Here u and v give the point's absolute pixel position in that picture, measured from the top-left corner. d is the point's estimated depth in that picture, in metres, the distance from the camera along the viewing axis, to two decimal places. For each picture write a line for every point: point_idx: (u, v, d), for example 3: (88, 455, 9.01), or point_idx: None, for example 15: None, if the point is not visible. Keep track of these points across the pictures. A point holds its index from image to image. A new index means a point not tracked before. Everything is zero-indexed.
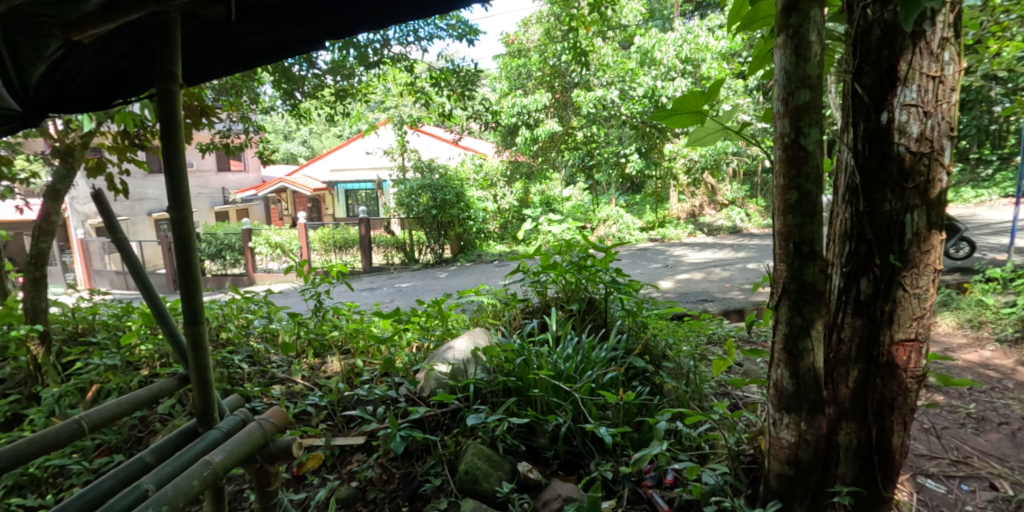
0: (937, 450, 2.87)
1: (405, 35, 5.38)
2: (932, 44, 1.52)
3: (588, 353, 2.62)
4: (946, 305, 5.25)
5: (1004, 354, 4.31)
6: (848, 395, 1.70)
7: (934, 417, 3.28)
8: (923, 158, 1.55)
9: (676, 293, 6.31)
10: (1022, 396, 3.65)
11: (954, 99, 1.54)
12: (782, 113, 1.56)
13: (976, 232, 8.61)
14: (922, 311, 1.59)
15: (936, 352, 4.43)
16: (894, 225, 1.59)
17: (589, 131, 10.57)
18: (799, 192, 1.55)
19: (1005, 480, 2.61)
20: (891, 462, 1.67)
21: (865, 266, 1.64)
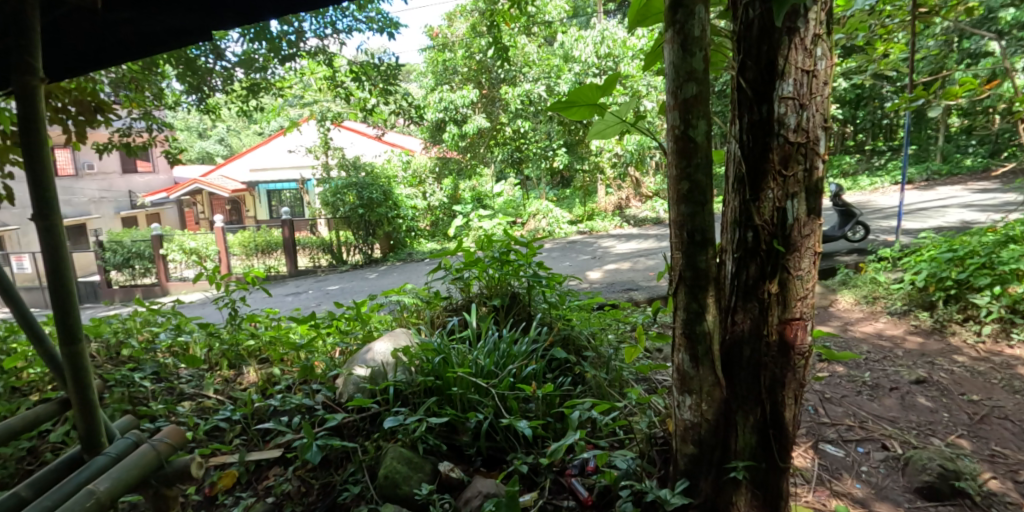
0: (837, 417, 3.28)
1: (322, 28, 5.18)
2: (806, 40, 1.62)
3: (508, 347, 2.61)
4: (845, 283, 5.73)
5: (894, 325, 4.82)
6: (747, 374, 1.77)
7: (834, 387, 3.65)
8: (800, 148, 1.66)
9: (604, 283, 6.51)
10: (908, 363, 4.08)
11: (826, 93, 1.66)
12: (673, 106, 1.63)
13: (870, 216, 9.38)
14: (805, 292, 1.69)
15: (838, 327, 4.85)
16: (777, 213, 1.69)
17: (516, 126, 10.72)
18: (691, 182, 1.63)
19: (894, 441, 3.04)
20: (785, 434, 1.76)
21: (752, 251, 1.73)
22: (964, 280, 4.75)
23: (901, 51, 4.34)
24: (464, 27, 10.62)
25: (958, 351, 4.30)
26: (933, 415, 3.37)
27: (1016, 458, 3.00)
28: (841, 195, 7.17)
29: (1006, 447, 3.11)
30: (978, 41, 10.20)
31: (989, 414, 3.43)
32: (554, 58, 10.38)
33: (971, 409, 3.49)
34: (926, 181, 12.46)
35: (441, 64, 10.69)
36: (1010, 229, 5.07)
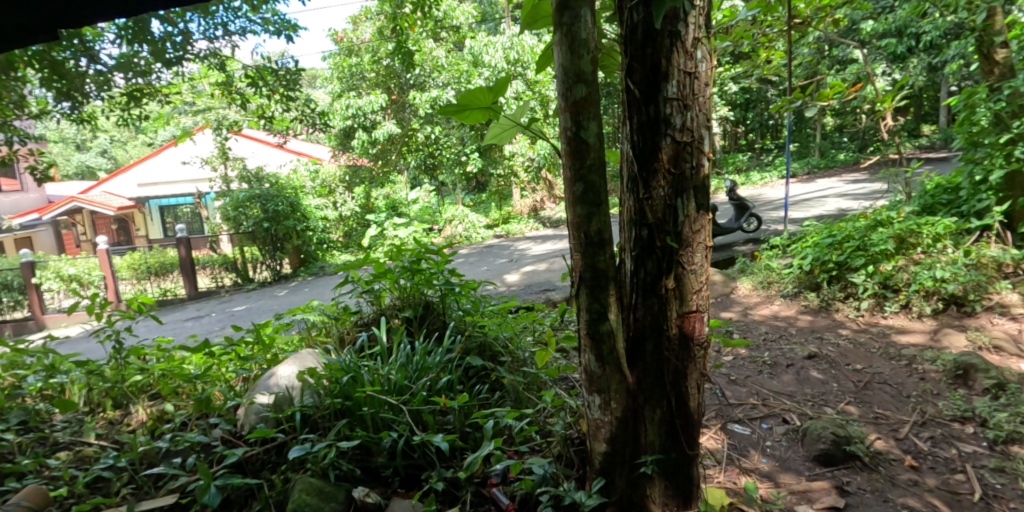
0: (742, 397, 3.49)
1: (212, 29, 4.80)
2: (687, 43, 1.70)
3: (422, 360, 2.54)
4: (743, 271, 6.13)
5: (788, 306, 5.22)
6: (651, 366, 1.88)
7: (739, 369, 3.89)
8: (685, 147, 1.75)
9: (522, 284, 6.57)
10: (801, 340, 4.43)
11: (707, 93, 1.76)
12: (563, 107, 1.71)
13: (762, 208, 10.12)
14: (699, 285, 1.81)
15: (740, 312, 5.19)
16: (668, 211, 1.79)
17: (426, 132, 10.81)
18: (584, 184, 1.72)
19: (793, 414, 3.30)
20: (690, 420, 1.89)
21: (648, 249, 1.82)
22: (843, 261, 5.24)
23: (780, 57, 4.73)
24: (369, 32, 10.41)
25: (842, 325, 4.73)
26: (824, 386, 3.68)
27: (895, 418, 3.35)
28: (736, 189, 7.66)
29: (886, 408, 3.46)
30: (847, 50, 11.34)
31: (871, 380, 3.80)
32: (463, 63, 10.34)
33: (856, 378, 3.84)
34: (808, 174, 13.63)
35: (347, 69, 10.39)
36: (877, 214, 5.61)
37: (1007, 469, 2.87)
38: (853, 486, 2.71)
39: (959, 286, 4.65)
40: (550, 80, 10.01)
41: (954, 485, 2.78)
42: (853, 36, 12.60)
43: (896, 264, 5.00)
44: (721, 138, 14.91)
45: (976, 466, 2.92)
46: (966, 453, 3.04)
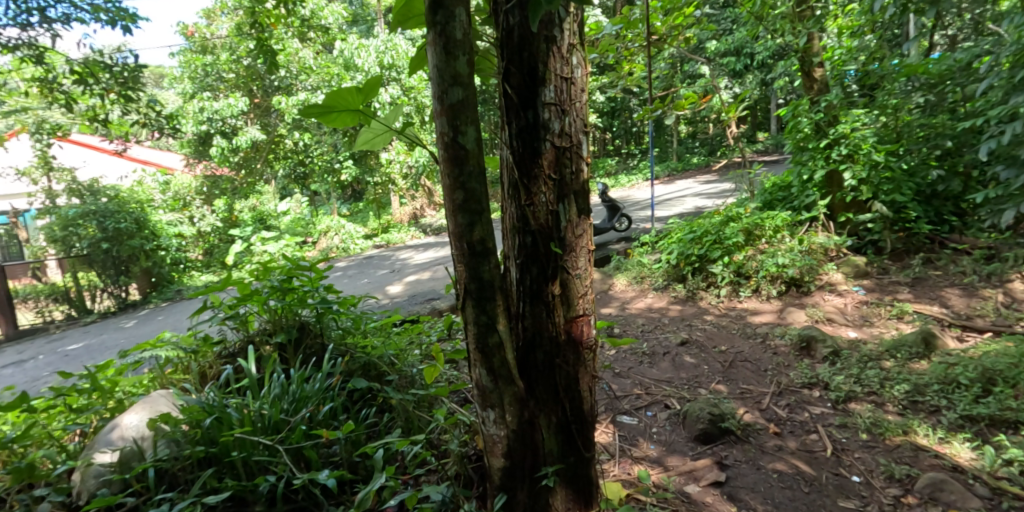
0: (628, 388, 3.73)
1: (22, 15, 4.14)
2: (563, 49, 1.75)
3: (299, 388, 2.33)
4: (618, 268, 6.47)
5: (659, 297, 5.59)
6: (543, 375, 1.89)
7: (622, 361, 4.13)
8: (565, 152, 1.79)
9: (406, 295, 6.38)
10: (674, 328, 4.77)
11: (582, 99, 1.82)
12: (440, 111, 1.65)
13: (631, 208, 10.77)
14: (584, 289, 1.86)
15: (617, 307, 5.48)
16: (551, 216, 1.81)
17: (294, 138, 10.18)
18: (465, 191, 1.67)
19: (673, 399, 3.58)
20: (583, 423, 1.94)
21: (533, 255, 1.83)
22: (703, 254, 5.67)
23: (642, 69, 5.03)
24: (225, 28, 9.62)
25: (707, 312, 5.16)
26: (697, 369, 3.99)
27: (757, 391, 3.71)
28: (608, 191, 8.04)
29: (749, 383, 3.82)
30: (697, 66, 12.51)
31: (735, 359, 4.18)
32: (334, 66, 9.84)
33: (722, 358, 4.20)
34: (668, 177, 14.75)
35: (201, 69, 9.97)
36: (728, 210, 6.12)
37: (848, 424, 3.28)
38: (730, 459, 2.99)
39: (797, 270, 5.25)
40: (426, 86, 9.88)
41: (811, 445, 3.13)
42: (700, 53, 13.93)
43: (746, 254, 5.53)
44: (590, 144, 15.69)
45: (825, 424, 3.31)
46: (816, 414, 3.43)
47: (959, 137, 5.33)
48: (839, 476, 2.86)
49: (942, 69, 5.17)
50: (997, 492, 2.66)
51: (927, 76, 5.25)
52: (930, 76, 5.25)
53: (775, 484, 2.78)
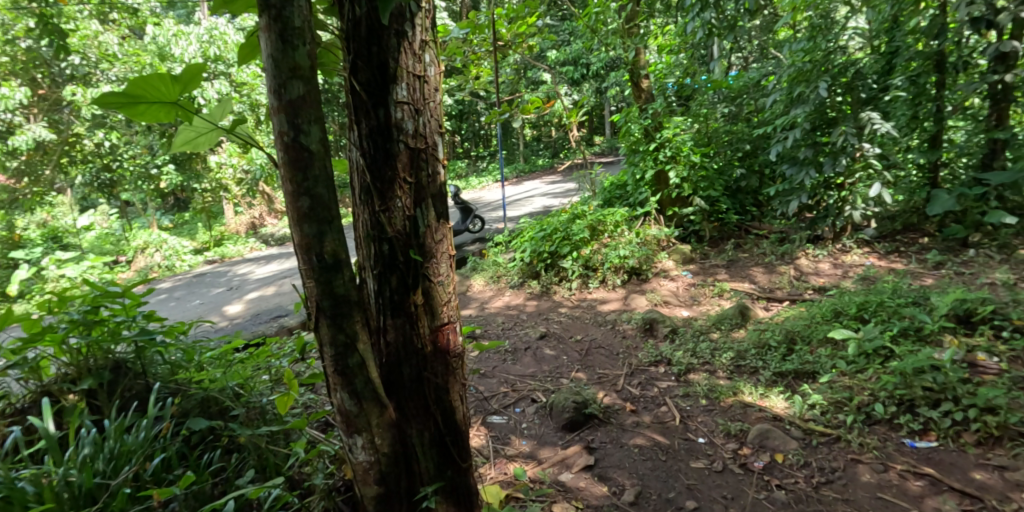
0: (495, 387, 3.81)
1: None
2: (415, 45, 1.65)
3: (119, 441, 1.96)
4: (475, 269, 6.52)
5: (516, 295, 5.74)
6: (411, 390, 1.79)
7: (487, 361, 4.25)
8: (421, 154, 1.69)
9: (247, 314, 5.81)
10: (533, 324, 4.96)
11: (437, 98, 1.73)
12: (276, 108, 1.45)
13: (483, 209, 10.91)
14: (447, 297, 1.80)
15: (477, 308, 5.54)
16: (409, 222, 1.70)
17: (98, 138, 8.56)
18: (311, 198, 1.49)
19: (538, 392, 3.71)
20: (456, 434, 1.89)
21: (391, 265, 1.71)
22: (554, 250, 5.87)
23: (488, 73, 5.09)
24: None
25: (561, 304, 5.40)
26: (557, 361, 4.18)
27: (613, 374, 3.94)
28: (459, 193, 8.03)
29: (605, 367, 4.06)
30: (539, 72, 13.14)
31: (590, 347, 4.41)
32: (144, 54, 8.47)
33: (579, 347, 4.43)
34: (516, 178, 15.16)
35: None
36: (574, 208, 6.41)
37: (691, 393, 3.57)
38: (596, 441, 3.14)
39: (636, 260, 5.64)
40: (261, 83, 9.12)
41: (663, 417, 3.36)
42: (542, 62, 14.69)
43: (592, 248, 5.84)
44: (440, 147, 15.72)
45: (672, 396, 3.58)
46: (664, 388, 3.71)
47: (755, 142, 6.40)
48: (688, 441, 3.09)
49: (740, 85, 6.42)
50: (808, 433, 3.02)
51: (729, 90, 6.45)
52: (731, 90, 6.45)
53: (637, 459, 2.95)
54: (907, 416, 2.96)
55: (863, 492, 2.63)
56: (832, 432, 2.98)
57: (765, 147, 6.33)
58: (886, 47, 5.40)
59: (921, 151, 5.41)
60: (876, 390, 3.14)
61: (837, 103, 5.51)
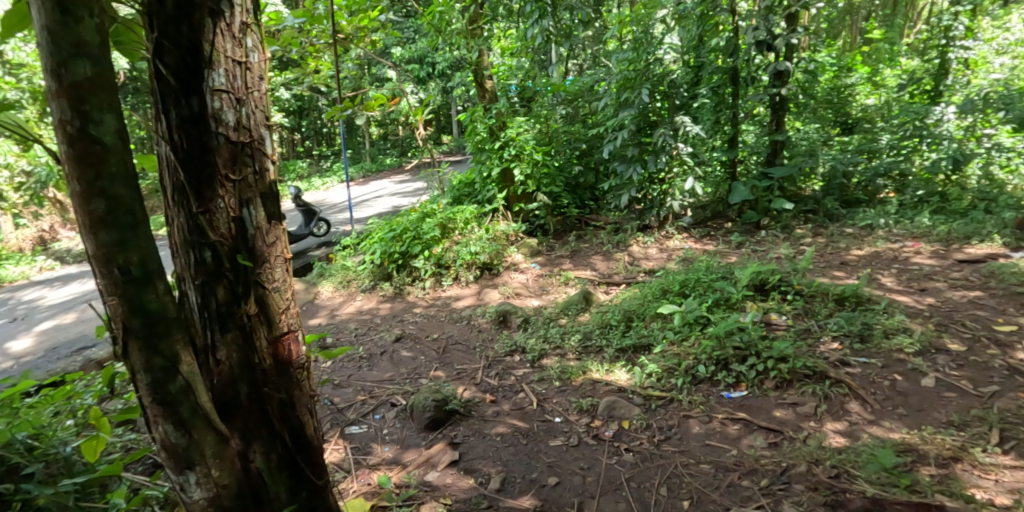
0: (351, 397, 3.69)
1: None
2: (233, 27, 1.50)
3: None
4: (322, 275, 6.26)
5: (368, 299, 5.61)
6: (251, 410, 1.65)
7: (340, 371, 4.13)
8: (245, 148, 1.54)
9: (42, 348, 4.95)
10: (387, 327, 4.88)
11: (263, 87, 1.59)
12: (56, 93, 1.22)
13: (327, 211, 10.44)
14: (285, 304, 1.68)
15: (326, 316, 5.34)
16: (235, 224, 1.55)
17: None
18: (108, 201, 1.28)
19: (397, 395, 3.66)
20: (304, 448, 1.79)
21: (216, 274, 1.54)
22: (405, 251, 5.78)
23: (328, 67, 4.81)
24: None
25: (415, 305, 5.36)
26: (415, 362, 4.16)
27: (471, 369, 3.99)
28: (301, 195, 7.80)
29: (462, 363, 4.10)
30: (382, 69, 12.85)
31: (447, 345, 4.43)
32: None
33: (436, 346, 4.44)
34: (363, 178, 14.65)
35: None
36: (423, 207, 6.32)
37: (545, 377, 3.73)
38: (459, 436, 3.15)
39: (487, 256, 5.74)
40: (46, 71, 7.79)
41: (521, 403, 3.46)
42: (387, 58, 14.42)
43: (444, 246, 5.84)
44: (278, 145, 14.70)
45: (528, 382, 3.70)
46: (520, 375, 3.82)
47: (590, 141, 6.95)
48: (545, 422, 3.22)
49: (576, 89, 6.89)
50: (647, 398, 3.29)
51: (566, 93, 6.88)
52: (568, 94, 6.90)
53: (500, 446, 3.00)
54: (723, 372, 3.37)
55: (694, 442, 2.90)
56: (667, 395, 3.28)
57: (599, 146, 6.93)
58: (694, 61, 6.10)
59: (723, 150, 6.39)
60: (699, 354, 3.52)
61: (658, 108, 6.27)
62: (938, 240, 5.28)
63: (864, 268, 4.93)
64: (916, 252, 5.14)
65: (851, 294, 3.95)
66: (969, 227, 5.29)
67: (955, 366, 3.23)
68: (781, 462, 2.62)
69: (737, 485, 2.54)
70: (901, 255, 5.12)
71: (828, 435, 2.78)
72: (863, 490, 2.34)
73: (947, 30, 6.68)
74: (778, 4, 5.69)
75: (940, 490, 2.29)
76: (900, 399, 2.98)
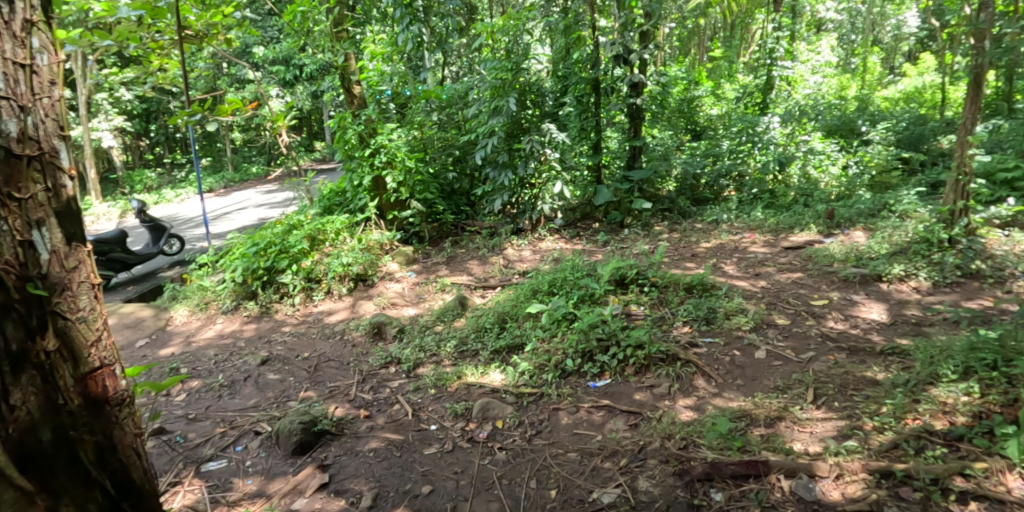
0: (208, 431, 3.41)
1: None
2: (13, 26, 1.37)
3: None
4: (175, 298, 5.74)
5: (230, 321, 5.24)
6: (60, 460, 1.46)
7: (196, 402, 3.81)
8: (33, 162, 1.40)
9: None
10: (252, 349, 4.56)
11: (51, 96, 1.47)
12: None
13: (180, 226, 9.59)
14: (94, 335, 1.55)
15: (181, 344, 4.91)
16: (25, 248, 1.39)
17: None
18: None
19: (262, 422, 3.44)
20: (128, 494, 1.63)
21: (5, 307, 1.35)
22: (270, 266, 5.44)
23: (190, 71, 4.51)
24: None
25: (283, 323, 5.08)
26: (283, 384, 3.93)
27: (344, 385, 3.85)
28: (147, 210, 7.23)
29: (335, 380, 3.94)
30: (242, 70, 12.02)
31: (318, 363, 4.23)
32: None
33: (306, 365, 4.22)
34: (225, 188, 13.52)
35: None
36: (289, 218, 5.93)
37: (421, 386, 3.69)
38: (330, 457, 3.02)
39: (360, 266, 5.58)
40: None
41: (396, 415, 3.40)
42: (248, 59, 13.53)
43: (313, 259, 5.57)
44: (120, 152, 13.20)
45: (403, 393, 3.65)
46: (396, 386, 3.75)
47: (463, 147, 7.04)
48: (421, 431, 3.19)
49: (448, 97, 7.02)
50: (519, 396, 3.39)
51: (439, 100, 6.99)
52: (441, 101, 7.00)
53: (373, 462, 2.93)
54: (589, 364, 3.55)
55: (562, 432, 3.03)
56: (538, 390, 3.39)
57: (471, 152, 7.04)
58: (560, 71, 6.54)
59: (588, 155, 6.66)
60: (567, 348, 3.69)
61: (528, 115, 6.55)
62: (769, 231, 6.00)
63: (710, 258, 5.47)
64: (752, 242, 5.80)
65: (697, 282, 4.36)
66: (792, 219, 6.06)
67: (782, 338, 3.69)
68: (638, 441, 2.82)
69: (599, 468, 2.70)
70: (740, 245, 5.75)
71: (680, 411, 3.04)
72: (705, 457, 2.58)
73: (772, 51, 7.81)
74: (632, 21, 6.12)
75: (766, 448, 2.60)
76: (737, 371, 3.34)
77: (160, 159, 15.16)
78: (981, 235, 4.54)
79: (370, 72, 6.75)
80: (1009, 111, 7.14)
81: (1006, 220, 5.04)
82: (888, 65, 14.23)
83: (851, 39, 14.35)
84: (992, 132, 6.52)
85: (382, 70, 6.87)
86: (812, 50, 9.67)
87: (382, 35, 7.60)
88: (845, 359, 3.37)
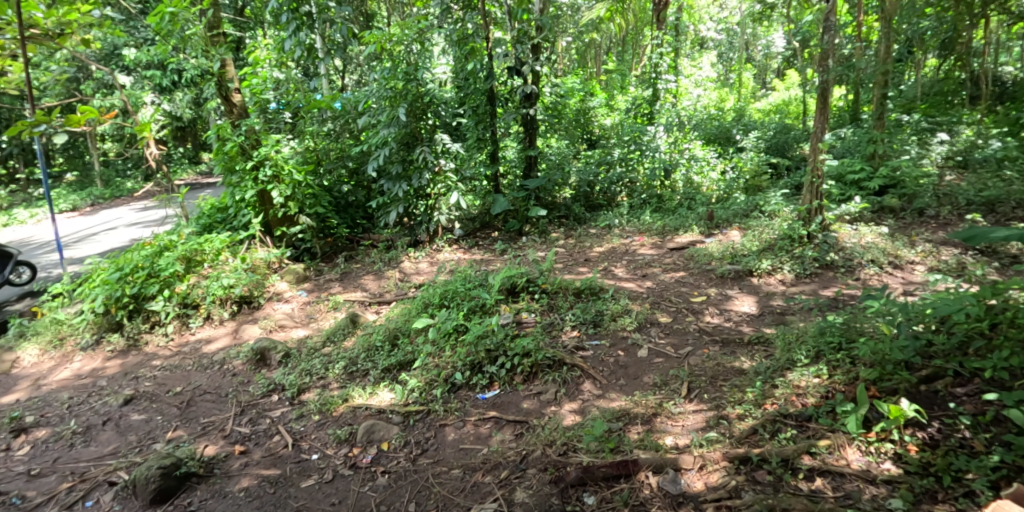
0: (52, 487, 3.00)
1: None
2: None
3: None
4: (23, 336, 5.03)
5: (91, 358, 4.67)
6: None
7: (43, 455, 3.34)
8: None
9: None
10: (114, 389, 4.08)
11: None
12: None
13: (33, 252, 8.46)
14: None
15: (29, 388, 4.32)
16: None
17: None
18: None
19: (118, 471, 3.08)
20: None
21: None
22: (138, 292, 4.89)
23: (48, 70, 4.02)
24: None
25: (155, 356, 4.62)
26: (148, 425, 3.55)
27: (218, 419, 3.55)
28: None
29: (209, 415, 3.62)
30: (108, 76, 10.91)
31: (192, 397, 3.88)
32: None
33: (177, 401, 3.84)
34: (91, 207, 12.14)
35: None
36: (158, 238, 5.35)
37: (304, 413, 3.48)
38: (195, 502, 2.78)
39: (243, 288, 5.20)
40: None
41: (274, 448, 3.17)
42: (116, 64, 12.32)
43: (189, 282, 5.10)
44: None
45: (285, 422, 3.42)
46: (277, 416, 3.51)
47: (356, 158, 6.74)
48: (300, 462, 3.00)
49: (343, 109, 6.56)
50: (406, 415, 3.29)
51: (333, 111, 6.54)
52: (337, 112, 6.58)
53: (243, 503, 2.73)
54: (478, 376, 3.52)
55: (448, 449, 2.97)
56: (424, 407, 3.31)
57: (365, 164, 6.74)
58: (461, 82, 6.43)
59: (485, 164, 6.63)
60: (456, 361, 3.62)
61: (429, 125, 6.42)
62: (656, 233, 6.33)
63: (602, 262, 5.65)
64: (640, 244, 6.08)
65: (585, 287, 4.47)
66: (677, 221, 6.44)
67: (663, 335, 3.87)
68: (521, 451, 2.83)
69: (481, 483, 2.67)
70: (630, 249, 6.00)
71: (566, 416, 3.08)
72: (580, 461, 2.64)
73: (656, 66, 8.00)
74: (526, 35, 6.36)
75: (638, 446, 2.70)
76: (621, 371, 3.46)
77: (12, 176, 13.39)
78: (833, 230, 5.04)
79: (255, 78, 6.40)
80: (854, 119, 8.05)
81: (850, 214, 5.68)
82: (761, 80, 15.54)
83: (730, 56, 15.48)
84: (840, 138, 7.31)
85: (270, 77, 6.51)
86: (694, 65, 10.22)
87: (271, 43, 7.07)
88: (718, 351, 3.58)
